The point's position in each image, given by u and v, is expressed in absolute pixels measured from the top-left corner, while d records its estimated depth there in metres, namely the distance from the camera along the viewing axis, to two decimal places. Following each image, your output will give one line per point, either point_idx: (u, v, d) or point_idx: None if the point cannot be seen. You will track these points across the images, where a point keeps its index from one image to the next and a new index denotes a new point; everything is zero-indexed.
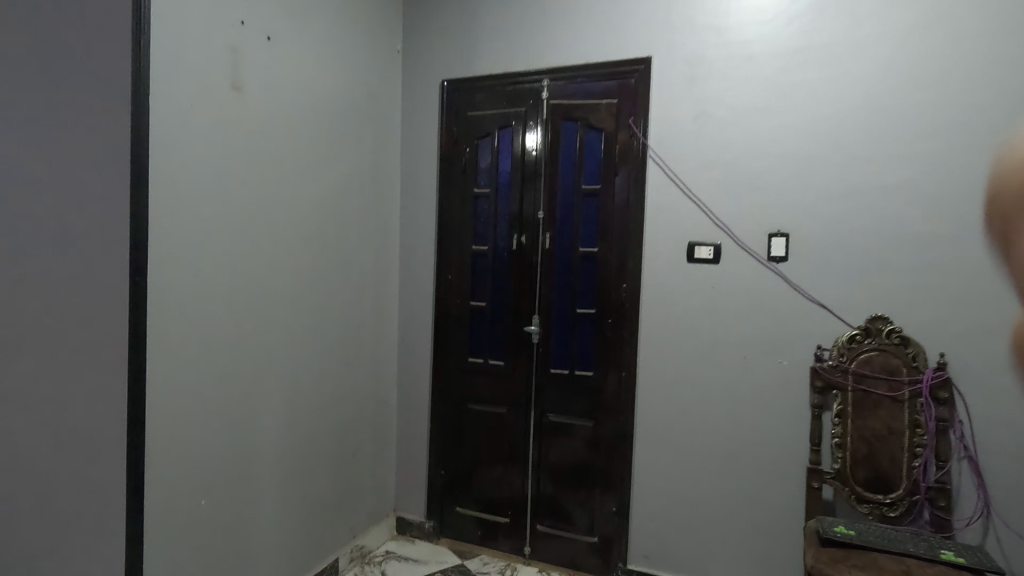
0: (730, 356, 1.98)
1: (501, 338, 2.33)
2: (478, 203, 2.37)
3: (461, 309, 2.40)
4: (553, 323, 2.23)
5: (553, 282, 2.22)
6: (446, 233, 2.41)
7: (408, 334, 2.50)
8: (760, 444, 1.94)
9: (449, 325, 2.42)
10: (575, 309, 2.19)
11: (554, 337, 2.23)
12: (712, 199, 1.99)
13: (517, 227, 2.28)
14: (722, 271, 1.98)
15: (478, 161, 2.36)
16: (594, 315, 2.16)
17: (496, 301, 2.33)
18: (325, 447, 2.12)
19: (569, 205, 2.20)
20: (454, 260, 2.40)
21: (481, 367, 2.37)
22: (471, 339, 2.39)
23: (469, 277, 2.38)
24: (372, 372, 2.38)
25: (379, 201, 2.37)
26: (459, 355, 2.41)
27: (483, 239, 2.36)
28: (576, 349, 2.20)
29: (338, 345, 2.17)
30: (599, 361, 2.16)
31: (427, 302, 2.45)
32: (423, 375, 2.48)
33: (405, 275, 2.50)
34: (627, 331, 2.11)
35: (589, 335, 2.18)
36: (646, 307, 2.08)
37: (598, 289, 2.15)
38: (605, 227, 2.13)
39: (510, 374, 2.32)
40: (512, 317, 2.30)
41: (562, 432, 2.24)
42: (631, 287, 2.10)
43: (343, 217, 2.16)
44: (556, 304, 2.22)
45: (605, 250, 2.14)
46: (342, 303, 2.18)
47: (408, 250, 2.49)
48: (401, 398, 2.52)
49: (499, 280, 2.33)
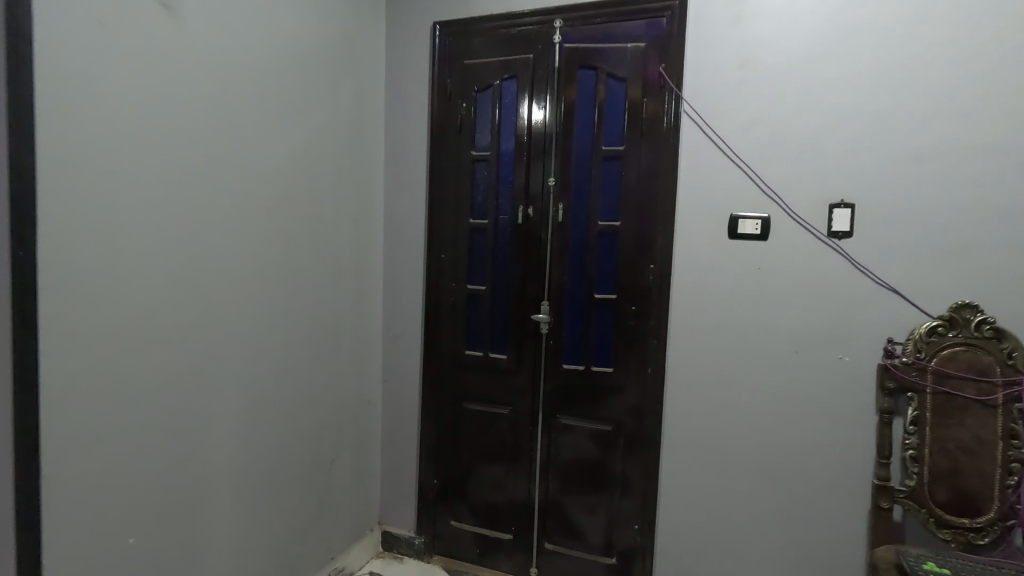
0: (778, 350, 1.67)
1: (504, 328, 2.00)
2: (475, 170, 2.02)
3: (457, 295, 2.05)
4: (565, 310, 1.89)
5: (567, 263, 1.88)
6: (439, 205, 2.06)
7: (395, 324, 2.15)
8: (812, 454, 1.65)
9: (443, 313, 2.08)
10: (592, 295, 1.85)
11: (567, 326, 1.90)
12: (760, 162, 1.66)
13: (523, 198, 1.94)
14: (771, 250, 1.66)
15: (476, 120, 2.01)
16: (615, 301, 1.83)
17: (498, 284, 2.00)
18: (296, 458, 1.79)
19: (586, 171, 1.85)
20: (448, 237, 2.05)
21: (480, 361, 2.04)
22: (468, 329, 2.06)
23: (465, 256, 2.03)
24: (353, 367, 2.04)
25: (359, 167, 2.01)
26: (454, 347, 2.07)
27: (482, 212, 2.01)
28: (593, 342, 1.87)
29: (311, 337, 1.83)
30: (620, 355, 1.84)
31: (416, 286, 2.11)
32: (412, 370, 2.14)
33: (390, 254, 2.14)
34: (654, 320, 1.79)
35: (608, 325, 1.85)
36: (678, 292, 1.76)
37: (619, 270, 1.82)
38: (629, 198, 1.80)
39: (514, 369, 1.99)
40: (516, 303, 1.96)
41: (574, 436, 1.93)
42: (659, 268, 1.77)
43: (315, 184, 1.80)
44: (569, 289, 1.89)
45: (628, 225, 1.80)
46: (316, 288, 1.83)
47: (394, 225, 2.13)
48: (386, 396, 2.19)
49: (501, 261, 1.99)
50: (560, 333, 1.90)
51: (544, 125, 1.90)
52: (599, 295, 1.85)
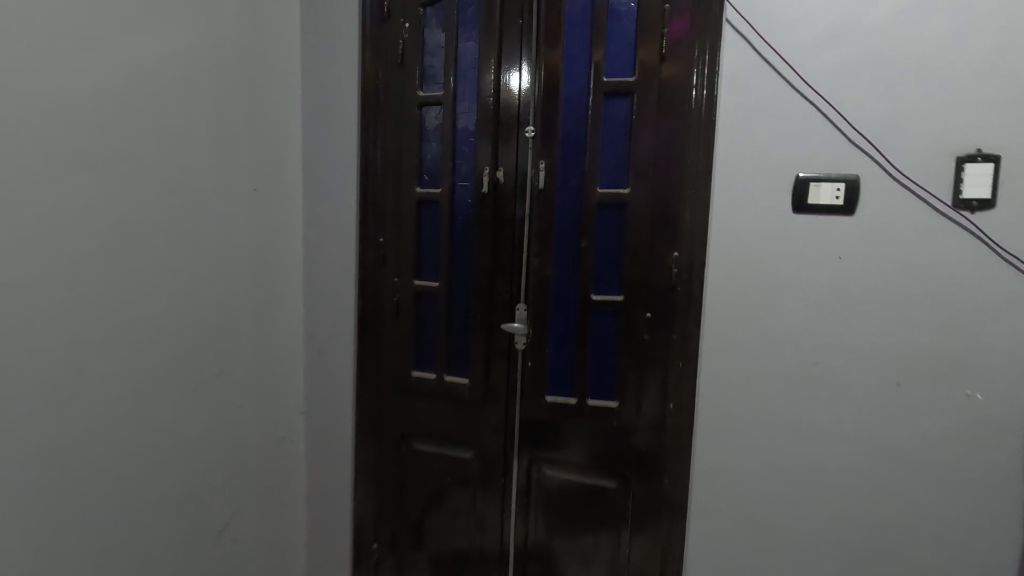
0: (866, 381, 1.11)
1: (466, 341, 1.43)
2: (425, 119, 1.44)
3: (400, 294, 1.48)
4: (549, 318, 1.32)
5: (553, 250, 1.30)
6: (375, 169, 1.48)
7: (322, 333, 1.59)
8: (917, 536, 1.10)
9: (385, 318, 1.51)
10: (589, 296, 1.28)
11: (551, 341, 1.32)
12: (844, 95, 1.08)
13: (489, 157, 1.35)
14: (860, 229, 1.10)
15: (423, 48, 1.42)
16: (622, 305, 1.26)
17: (458, 280, 1.42)
18: (157, 532, 1.23)
19: (579, 114, 1.28)
20: (390, 213, 1.47)
21: (433, 385, 1.47)
22: (417, 341, 1.49)
23: (413, 240, 1.45)
24: (260, 394, 1.47)
25: (263, 112, 1.42)
26: (399, 364, 1.50)
27: (435, 179, 1.43)
28: (589, 364, 1.30)
29: (183, 356, 1.25)
30: (629, 382, 1.27)
31: (349, 280, 1.53)
32: (346, 395, 1.57)
33: (314, 236, 1.57)
34: (681, 333, 1.22)
35: (609, 340, 1.28)
36: (714, 293, 1.20)
37: (628, 259, 1.25)
38: (644, 154, 1.22)
39: (479, 398, 1.42)
40: (481, 305, 1.39)
41: (564, 492, 1.38)
42: (687, 257, 1.20)
43: (185, 133, 1.21)
44: (555, 287, 1.31)
45: (641, 194, 1.23)
46: (190, 284, 1.25)
47: (318, 196, 1.55)
48: (313, 429, 1.62)
49: (461, 248, 1.41)
50: (544, 350, 1.33)
51: (519, 69, 1.32)
52: (597, 296, 1.27)
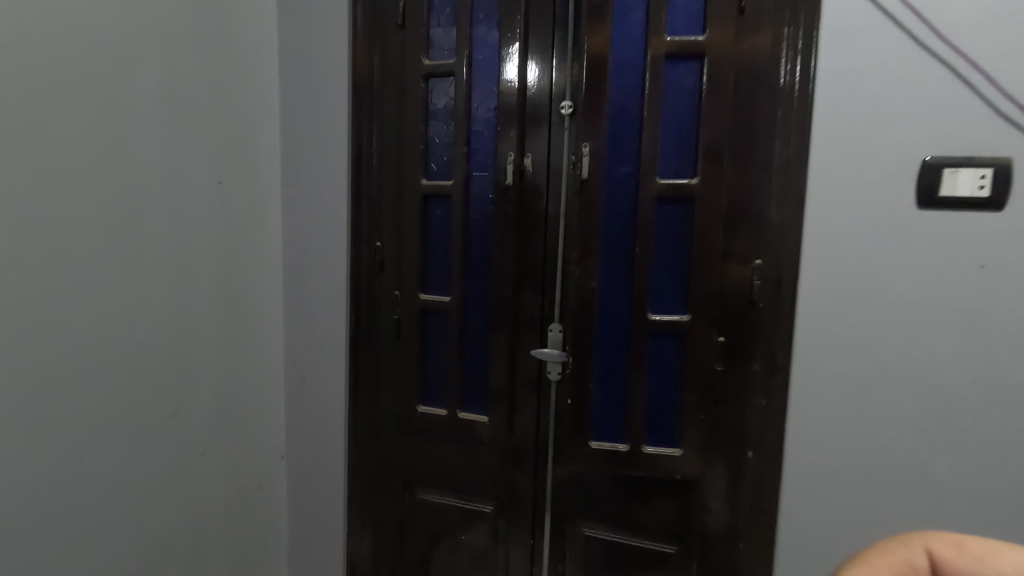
0: (1014, 429, 0.86)
1: (485, 370, 1.16)
2: (431, 95, 1.16)
3: (401, 312, 1.20)
4: (591, 343, 1.05)
5: (597, 258, 1.03)
6: (370, 157, 1.20)
7: (305, 358, 1.31)
8: None
9: (384, 340, 1.23)
10: (644, 315, 1.01)
11: (595, 372, 1.06)
12: (994, 54, 0.82)
13: (515, 142, 1.08)
14: (1012, 231, 0.83)
15: (430, 7, 1.15)
16: (688, 327, 1.00)
17: (475, 294, 1.15)
18: None
19: (631, 85, 1.01)
20: (390, 211, 1.20)
21: (444, 424, 1.19)
22: (423, 369, 1.21)
23: (417, 244, 1.17)
24: (230, 435, 1.19)
25: (230, 85, 1.13)
26: (402, 397, 1.23)
27: (444, 169, 1.16)
28: (643, 402, 1.03)
29: (129, 397, 0.97)
30: (695, 424, 1.01)
31: (340, 293, 1.26)
32: (335, 434, 1.29)
33: (295, 240, 1.29)
34: (764, 364, 0.97)
35: (670, 370, 1.02)
36: (808, 313, 0.94)
37: (697, 268, 0.98)
38: (717, 135, 0.96)
39: (501, 439, 1.15)
40: (504, 326, 1.12)
41: (609, 558, 1.11)
42: (774, 267, 0.94)
43: (127, 106, 0.92)
44: (599, 305, 1.04)
45: (713, 186, 0.97)
46: (134, 305, 0.97)
47: (301, 190, 1.27)
48: (295, 474, 1.34)
49: (479, 255, 1.14)
50: (586, 384, 1.06)
51: (554, 26, 1.05)
52: (656, 316, 1.01)
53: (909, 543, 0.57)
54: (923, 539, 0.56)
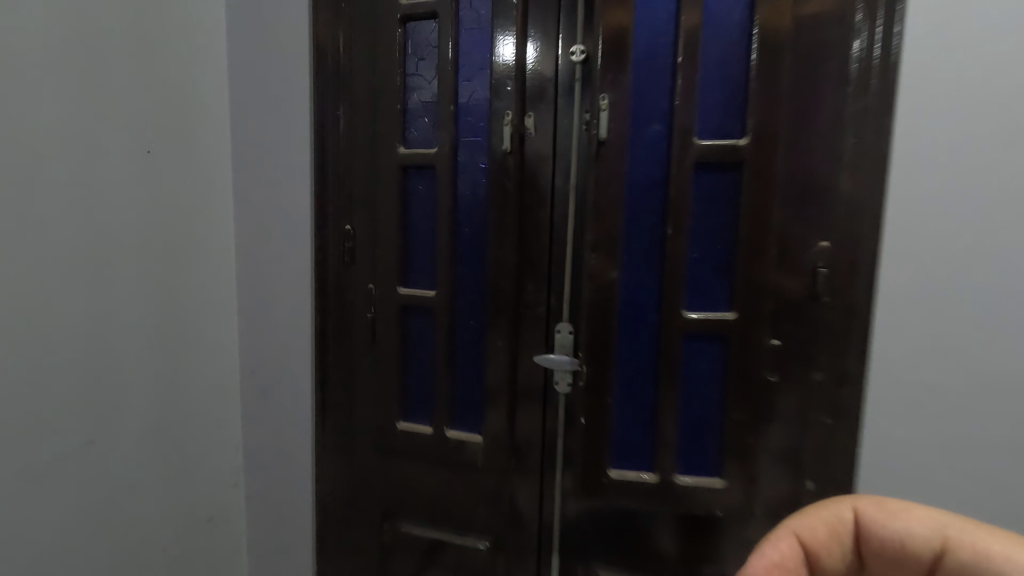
0: None
1: (479, 379, 0.96)
2: (410, 45, 0.94)
3: (377, 309, 0.99)
4: (613, 349, 0.83)
5: (619, 242, 0.81)
6: (337, 121, 0.99)
7: (265, 364, 1.10)
8: None
9: (357, 344, 1.02)
10: (679, 314, 0.80)
11: (616, 385, 0.84)
12: None
13: (513, 98, 0.86)
14: None
15: None
16: (734, 327, 0.79)
17: (466, 288, 0.94)
18: None
19: (662, 21, 0.79)
20: (360, 188, 0.98)
21: (430, 445, 0.98)
22: (405, 379, 1.00)
23: (394, 227, 0.96)
24: (170, 460, 0.98)
25: (160, 31, 0.91)
26: (378, 413, 1.01)
27: (428, 134, 0.95)
28: (675, 422, 0.82)
29: (23, 423, 0.75)
30: (743, 449, 0.80)
31: (304, 289, 1.05)
32: (301, 455, 1.09)
33: (250, 224, 1.08)
34: (831, 373, 0.77)
35: (708, 382, 0.82)
36: (890, 310, 0.74)
37: (747, 253, 0.77)
38: (774, 83, 0.75)
39: (500, 464, 0.94)
40: (502, 326, 0.91)
41: None
42: (844, 251, 0.75)
43: (11, 49, 0.70)
44: (621, 302, 0.83)
45: (767, 148, 0.76)
46: (29, 305, 0.75)
47: (256, 165, 1.06)
48: (257, 501, 1.14)
49: (470, 240, 0.93)
50: (604, 401, 0.84)
51: None
52: (694, 314, 0.80)
53: (835, 503, 0.49)
54: (852, 499, 0.48)
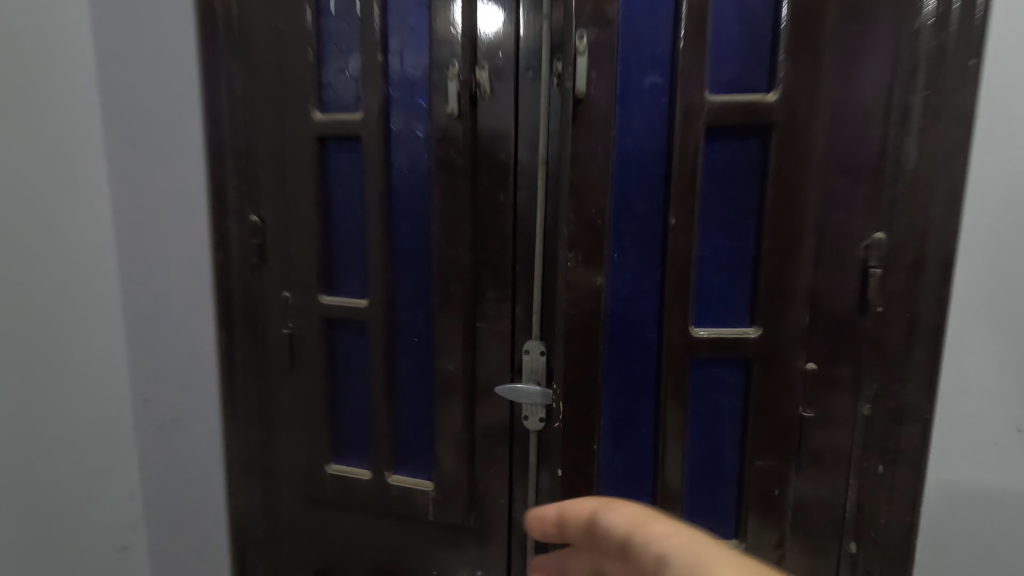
0: None
1: (428, 412, 0.75)
2: None
3: (296, 324, 0.78)
4: (599, 381, 0.61)
5: (606, 235, 0.59)
6: (235, 80, 0.75)
7: (160, 393, 0.87)
8: None
9: (273, 367, 0.80)
10: (685, 332, 0.59)
11: (603, 424, 0.63)
12: None
13: (459, 44, 0.65)
14: None
15: None
16: (758, 349, 0.59)
17: (406, 296, 0.73)
18: None
19: None
20: (267, 168, 0.76)
21: (369, 493, 0.78)
22: (335, 411, 0.79)
23: (313, 218, 0.74)
24: (27, 525, 0.75)
25: None
26: (304, 453, 0.81)
27: (352, 96, 0.72)
28: (682, 473, 0.62)
29: None
30: (769, 508, 0.61)
31: (205, 298, 0.82)
32: (211, 504, 0.87)
33: (131, 218, 0.83)
34: (883, 408, 0.58)
35: (725, 420, 0.61)
36: (964, 325, 0.56)
37: (777, 251, 0.57)
38: (816, 15, 0.54)
39: (456, 518, 0.75)
40: (455, 346, 0.70)
41: None
42: (904, 247, 0.56)
43: None
44: (608, 317, 0.61)
45: (806, 107, 0.55)
46: None
47: (134, 140, 0.81)
48: (160, 562, 0.91)
49: (410, 234, 0.72)
50: (590, 448, 0.62)
51: None
52: (702, 332, 0.59)
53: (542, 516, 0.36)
54: (557, 505, 0.35)
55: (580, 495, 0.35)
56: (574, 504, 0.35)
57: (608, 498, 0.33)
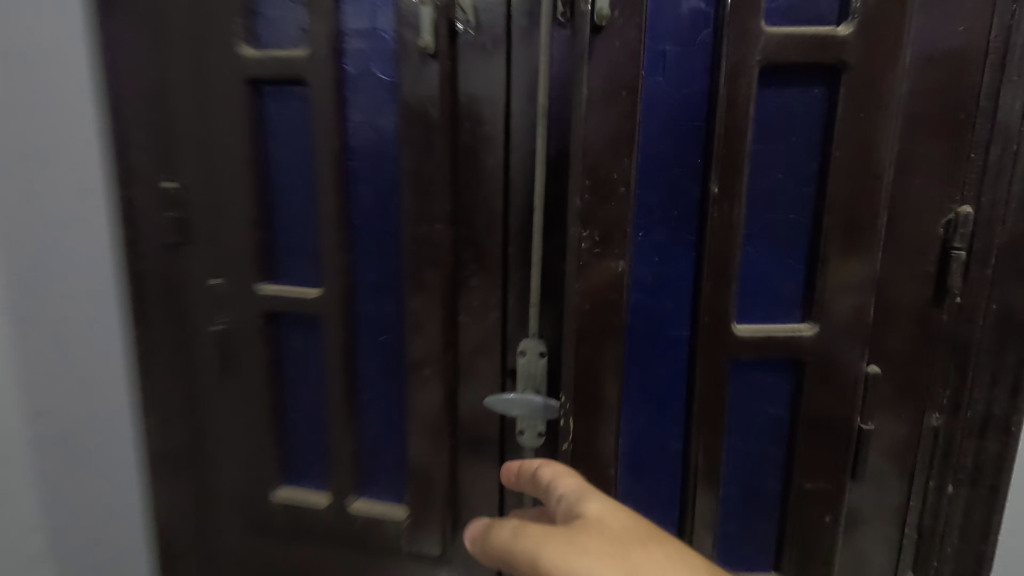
0: None
1: (398, 425, 0.61)
2: None
3: (230, 319, 0.62)
4: (616, 392, 0.49)
5: (631, 208, 0.45)
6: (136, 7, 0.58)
7: (59, 406, 0.70)
8: None
9: (202, 372, 0.65)
10: (727, 331, 0.47)
11: (620, 444, 0.51)
12: None
13: None
14: None
15: None
16: (814, 349, 0.48)
17: (368, 285, 0.59)
18: None
19: None
20: (184, 122, 0.59)
21: (327, 522, 0.64)
22: (283, 425, 0.65)
23: (246, 186, 0.58)
24: None
25: None
26: (244, 476, 0.66)
27: (292, 28, 0.56)
28: (715, 501, 0.50)
29: None
30: (818, 538, 0.51)
31: (114, 287, 0.66)
32: (135, 535, 0.72)
33: (5, 186, 0.65)
34: (957, 419, 0.48)
35: (767, 436, 0.50)
36: None
37: (843, 228, 0.46)
38: None
39: (434, 550, 0.62)
40: (431, 346, 0.56)
41: None
42: (993, 225, 0.45)
43: None
44: (630, 312, 0.48)
45: (888, 44, 0.43)
46: None
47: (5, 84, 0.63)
48: None
49: (372, 207, 0.57)
50: (604, 473, 0.50)
51: None
52: (747, 331, 0.47)
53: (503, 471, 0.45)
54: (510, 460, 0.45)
55: (528, 459, 0.44)
56: (525, 468, 0.43)
57: (549, 464, 0.43)
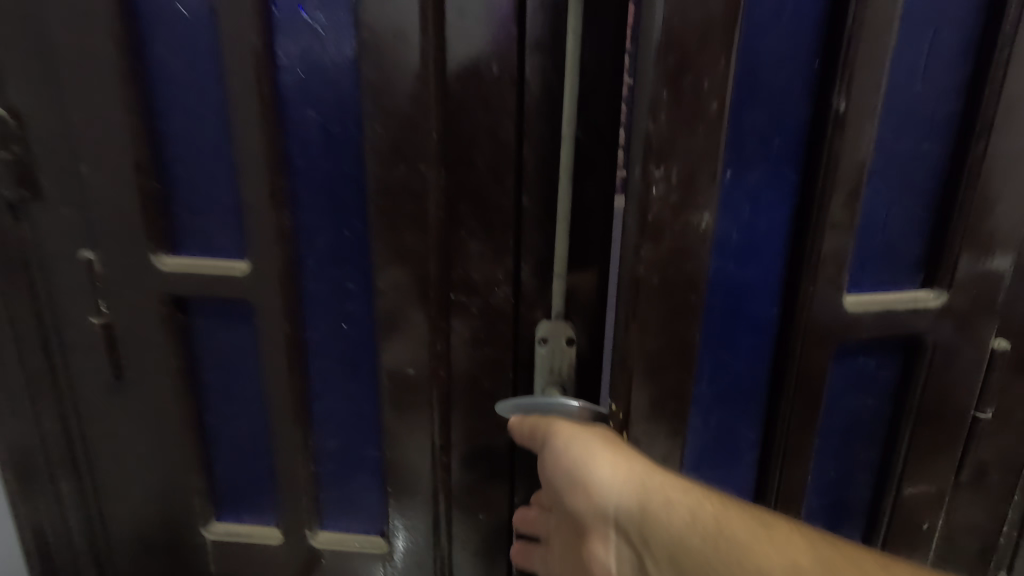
0: None
1: (372, 437, 0.46)
2: None
3: (117, 304, 0.43)
4: (687, 391, 0.36)
5: (721, 134, 0.31)
6: None
7: None
8: None
9: (85, 381, 0.46)
10: (836, 304, 0.35)
11: (684, 456, 0.38)
12: None
13: None
14: None
15: None
16: (938, 323, 0.36)
17: (319, 255, 0.42)
18: None
19: None
20: (8, 12, 0.38)
21: (282, 560, 0.49)
22: (211, 446, 0.48)
23: (123, 114, 0.39)
24: None
25: None
26: (160, 512, 0.49)
27: None
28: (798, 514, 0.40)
29: None
30: (912, 546, 0.42)
31: None
32: None
33: None
34: None
35: (861, 431, 0.40)
36: None
37: (998, 161, 0.34)
38: None
39: None
40: (417, 333, 0.41)
41: None
42: None
43: None
44: (709, 283, 0.35)
45: None
46: None
47: None
48: None
49: (322, 141, 0.39)
50: None
51: None
52: (863, 306, 0.36)
53: None
54: None
55: None
56: None
57: None
